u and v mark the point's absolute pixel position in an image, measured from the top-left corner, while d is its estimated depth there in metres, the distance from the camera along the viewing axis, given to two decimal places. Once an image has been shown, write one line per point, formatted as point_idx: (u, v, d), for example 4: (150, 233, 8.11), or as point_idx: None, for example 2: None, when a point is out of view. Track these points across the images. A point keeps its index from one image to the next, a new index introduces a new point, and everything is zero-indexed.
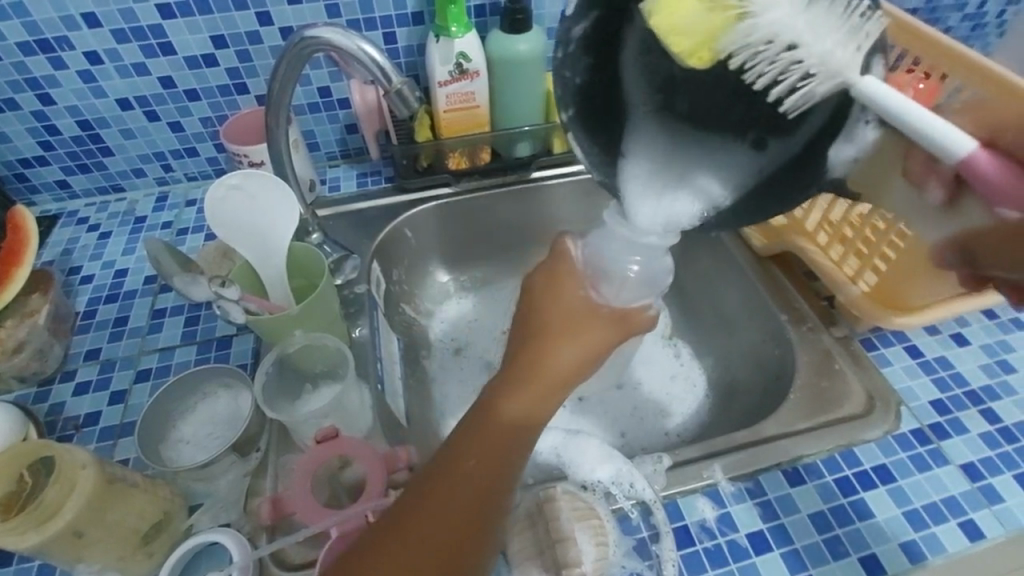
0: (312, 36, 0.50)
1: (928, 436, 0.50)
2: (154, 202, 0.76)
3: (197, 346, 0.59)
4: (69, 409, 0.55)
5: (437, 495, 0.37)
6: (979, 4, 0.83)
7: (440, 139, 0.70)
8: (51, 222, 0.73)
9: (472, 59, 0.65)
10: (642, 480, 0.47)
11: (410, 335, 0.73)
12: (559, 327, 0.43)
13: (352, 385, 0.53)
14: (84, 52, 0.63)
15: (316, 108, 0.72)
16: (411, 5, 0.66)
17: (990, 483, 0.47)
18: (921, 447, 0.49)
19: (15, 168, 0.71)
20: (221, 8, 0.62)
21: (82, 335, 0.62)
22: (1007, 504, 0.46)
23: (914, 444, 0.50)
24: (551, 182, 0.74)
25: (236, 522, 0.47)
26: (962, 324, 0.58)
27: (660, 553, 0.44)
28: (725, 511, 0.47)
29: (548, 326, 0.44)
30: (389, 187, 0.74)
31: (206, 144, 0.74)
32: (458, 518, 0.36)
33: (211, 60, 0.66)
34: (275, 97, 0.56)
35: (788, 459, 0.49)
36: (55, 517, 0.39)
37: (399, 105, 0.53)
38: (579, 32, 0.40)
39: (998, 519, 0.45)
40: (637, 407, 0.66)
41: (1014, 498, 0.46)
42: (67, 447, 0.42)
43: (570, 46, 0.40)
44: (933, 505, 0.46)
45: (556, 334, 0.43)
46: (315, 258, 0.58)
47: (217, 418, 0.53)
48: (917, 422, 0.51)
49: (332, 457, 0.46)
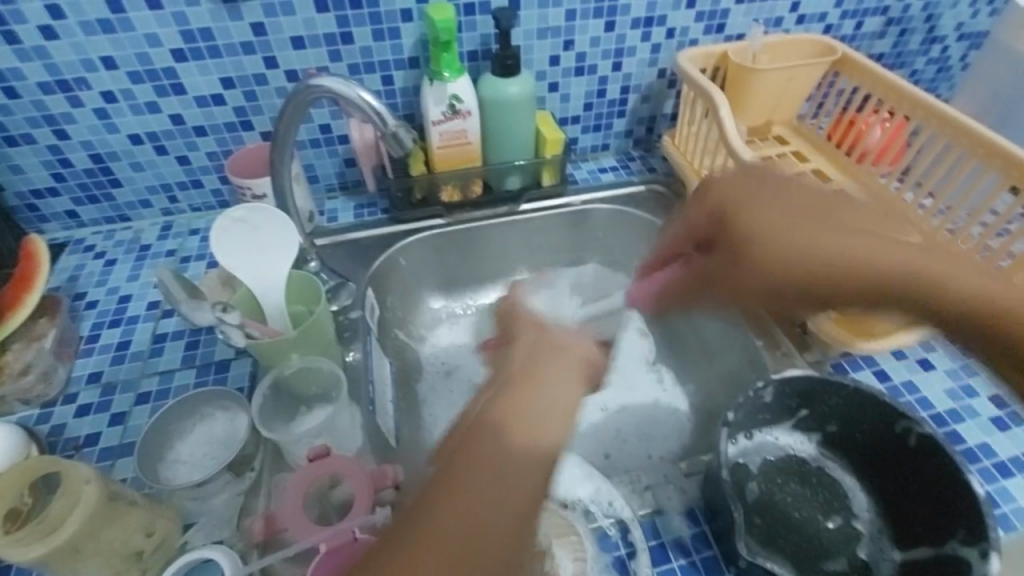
0: (315, 84, 0.55)
1: (964, 439, 0.52)
2: (159, 230, 0.79)
3: (196, 369, 0.62)
4: (70, 430, 0.57)
5: (453, 495, 0.33)
6: (943, 49, 0.89)
7: (434, 173, 0.74)
8: (59, 249, 0.77)
9: (464, 101, 0.68)
10: (620, 499, 0.50)
11: (403, 362, 0.75)
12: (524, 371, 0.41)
13: (344, 407, 0.56)
14: (100, 92, 0.67)
15: (317, 143, 0.76)
16: (408, 51, 0.70)
17: (1005, 512, 0.47)
18: (988, 460, 0.51)
19: (27, 199, 0.75)
20: (231, 53, 0.67)
21: (86, 357, 0.64)
22: (1004, 510, 0.47)
23: (964, 440, 0.52)
24: (538, 215, 0.80)
25: (229, 539, 0.49)
26: (929, 350, 0.60)
27: (638, 571, 0.47)
28: (700, 530, 0.50)
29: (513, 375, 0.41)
30: (385, 218, 0.78)
31: (211, 176, 0.77)
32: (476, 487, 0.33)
33: (219, 99, 0.70)
34: (279, 135, 0.60)
35: (763, 503, 0.51)
36: (56, 531, 0.41)
37: (393, 145, 0.57)
38: (768, 394, 0.51)
39: (1003, 525, 0.47)
40: (620, 431, 0.68)
41: (1009, 504, 0.48)
42: (71, 464, 0.45)
43: (759, 403, 0.51)
44: (1002, 490, 0.49)
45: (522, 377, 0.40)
46: (314, 286, 0.62)
47: (214, 438, 0.55)
48: (949, 426, 0.54)
49: (322, 475, 0.48)
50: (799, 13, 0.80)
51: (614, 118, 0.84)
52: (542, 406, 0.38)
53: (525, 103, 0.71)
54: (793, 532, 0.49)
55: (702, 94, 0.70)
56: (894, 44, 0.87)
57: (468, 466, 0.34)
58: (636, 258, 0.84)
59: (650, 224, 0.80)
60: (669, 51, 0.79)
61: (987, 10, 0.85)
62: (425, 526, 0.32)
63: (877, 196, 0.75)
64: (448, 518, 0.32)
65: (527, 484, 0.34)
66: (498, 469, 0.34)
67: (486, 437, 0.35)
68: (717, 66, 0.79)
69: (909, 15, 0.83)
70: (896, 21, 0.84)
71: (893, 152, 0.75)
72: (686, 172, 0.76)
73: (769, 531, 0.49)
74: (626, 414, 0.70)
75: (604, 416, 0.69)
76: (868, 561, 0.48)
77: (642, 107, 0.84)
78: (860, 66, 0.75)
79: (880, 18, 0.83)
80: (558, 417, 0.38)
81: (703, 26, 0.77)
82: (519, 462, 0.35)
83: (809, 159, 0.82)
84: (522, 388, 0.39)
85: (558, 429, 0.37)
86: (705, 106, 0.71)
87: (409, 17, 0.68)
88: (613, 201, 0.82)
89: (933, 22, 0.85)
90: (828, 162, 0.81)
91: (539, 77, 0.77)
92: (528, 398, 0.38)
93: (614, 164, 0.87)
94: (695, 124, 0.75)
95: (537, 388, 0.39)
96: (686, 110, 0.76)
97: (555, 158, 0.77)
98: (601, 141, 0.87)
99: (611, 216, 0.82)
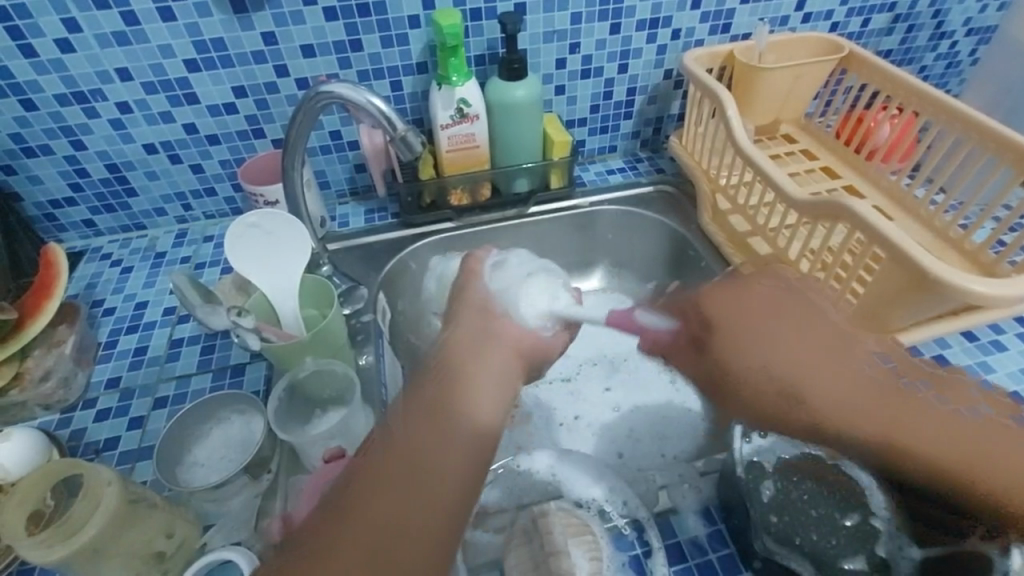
0: (325, 91, 0.56)
1: None
2: (173, 238, 0.81)
3: (212, 374, 0.63)
4: (90, 435, 0.58)
5: (381, 474, 0.37)
6: (951, 44, 0.88)
7: (443, 177, 0.75)
8: (77, 258, 0.78)
9: (472, 105, 0.69)
10: (634, 499, 0.52)
11: (415, 363, 0.74)
12: (459, 364, 0.47)
13: (358, 409, 0.56)
14: (116, 102, 0.69)
15: (328, 150, 0.77)
16: (416, 56, 0.71)
17: None
18: None
19: (45, 209, 0.76)
20: (243, 62, 0.68)
21: (104, 363, 0.65)
22: None
23: None
24: (547, 216, 0.80)
25: (247, 541, 0.49)
26: (943, 346, 0.62)
27: (653, 569, 0.48)
28: (716, 528, 0.50)
29: (453, 359, 0.47)
30: (395, 222, 0.79)
31: (224, 184, 0.79)
32: (405, 470, 0.37)
33: (231, 108, 0.72)
34: (292, 141, 0.61)
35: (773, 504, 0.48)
36: (80, 531, 0.42)
37: (404, 150, 0.58)
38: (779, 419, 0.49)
39: None
40: (632, 431, 0.67)
41: None
42: (92, 466, 0.45)
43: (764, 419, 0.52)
44: None
45: (459, 362, 0.47)
46: (326, 289, 0.63)
47: (230, 441, 0.56)
48: None
49: (339, 475, 0.49)
50: (805, 11, 0.80)
51: (621, 119, 0.85)
52: (473, 389, 0.44)
53: (532, 107, 0.72)
54: (810, 530, 0.47)
55: (709, 94, 0.70)
56: (902, 41, 0.87)
57: (399, 446, 0.38)
58: (646, 258, 0.84)
59: (660, 224, 0.80)
60: (675, 52, 0.79)
61: (995, 4, 0.85)
62: (357, 511, 0.35)
63: (888, 193, 0.75)
64: (381, 506, 0.35)
65: (459, 472, 0.39)
66: (426, 448, 0.39)
67: (429, 419, 0.41)
68: (724, 66, 0.79)
69: (916, 11, 0.83)
70: (903, 18, 0.84)
71: (902, 149, 0.75)
72: (695, 172, 0.76)
73: (780, 531, 0.47)
74: (638, 414, 0.69)
75: (616, 417, 0.69)
76: (887, 559, 0.45)
77: (649, 108, 0.84)
78: (867, 62, 0.75)
79: (886, 15, 0.83)
80: (483, 400, 0.44)
81: (708, 26, 0.78)
82: (451, 447, 0.40)
83: (817, 157, 0.82)
84: (454, 372, 0.46)
85: (485, 406, 0.44)
86: (712, 106, 0.71)
87: (417, 24, 0.69)
88: (621, 201, 0.82)
89: (940, 18, 0.84)
90: (837, 160, 0.81)
91: (546, 80, 0.77)
92: (460, 390, 0.44)
93: (622, 166, 0.88)
94: (703, 124, 0.75)
95: (464, 377, 0.45)
96: (693, 110, 0.77)
97: (563, 160, 0.77)
98: (608, 142, 0.87)
99: (621, 216, 0.82)
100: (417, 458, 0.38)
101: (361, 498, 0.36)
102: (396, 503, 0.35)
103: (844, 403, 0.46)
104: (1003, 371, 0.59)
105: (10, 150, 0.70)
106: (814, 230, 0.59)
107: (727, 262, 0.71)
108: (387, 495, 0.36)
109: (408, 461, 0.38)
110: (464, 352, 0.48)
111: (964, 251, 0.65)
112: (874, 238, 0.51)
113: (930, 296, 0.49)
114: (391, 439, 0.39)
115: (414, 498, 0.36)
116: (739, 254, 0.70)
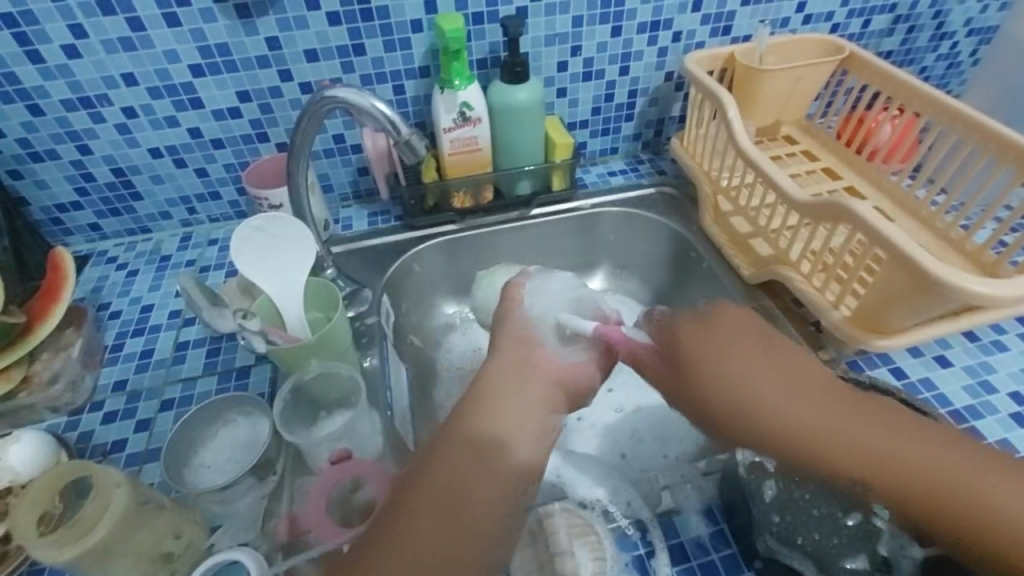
0: (330, 96, 0.56)
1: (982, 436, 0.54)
2: (178, 242, 0.81)
3: (217, 376, 0.63)
4: (97, 437, 0.59)
5: (425, 497, 0.40)
6: (952, 45, 0.89)
7: (445, 180, 0.75)
8: (83, 261, 0.79)
9: (474, 108, 0.69)
10: (637, 500, 0.52)
11: (418, 364, 0.74)
12: (510, 387, 0.49)
13: (364, 412, 0.56)
14: (121, 107, 0.69)
15: (331, 153, 0.77)
16: (418, 60, 0.72)
17: None
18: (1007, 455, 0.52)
19: (52, 213, 0.77)
20: (247, 67, 0.69)
21: (111, 366, 0.66)
22: None
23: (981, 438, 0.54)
24: (549, 219, 0.81)
25: (253, 542, 0.50)
26: (945, 347, 0.62)
27: (657, 570, 0.48)
28: (719, 528, 0.51)
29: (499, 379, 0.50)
30: (398, 225, 0.79)
31: (229, 188, 0.79)
32: (445, 494, 0.41)
33: (236, 113, 0.72)
34: (296, 146, 0.61)
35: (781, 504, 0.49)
36: (90, 532, 0.42)
37: (407, 153, 0.58)
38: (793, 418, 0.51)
39: None
40: (635, 431, 0.68)
41: None
42: (103, 468, 0.46)
43: None
44: None
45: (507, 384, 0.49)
46: (330, 291, 0.63)
47: (237, 443, 0.57)
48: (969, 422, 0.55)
49: (345, 476, 0.50)
50: (806, 13, 0.80)
51: (622, 121, 0.85)
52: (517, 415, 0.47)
53: (534, 110, 0.72)
54: (813, 529, 0.48)
55: (710, 96, 0.70)
56: (902, 41, 0.87)
57: (444, 469, 0.42)
58: (648, 260, 0.84)
59: (661, 226, 0.81)
60: (676, 54, 0.79)
61: (996, 5, 0.85)
62: (400, 531, 0.39)
63: (889, 194, 0.75)
64: (425, 525, 0.39)
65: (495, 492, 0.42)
66: (461, 482, 0.41)
67: (468, 452, 0.43)
68: (725, 68, 0.79)
69: (916, 12, 0.83)
70: (903, 19, 0.84)
71: (903, 151, 0.75)
72: (696, 174, 0.77)
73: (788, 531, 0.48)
74: (641, 414, 0.69)
75: (618, 417, 0.70)
76: (889, 557, 0.46)
77: (651, 111, 0.85)
78: (867, 64, 0.75)
79: (887, 16, 0.83)
80: (523, 427, 0.46)
81: (709, 28, 0.78)
82: (490, 471, 0.43)
83: (818, 158, 0.82)
84: (501, 397, 0.48)
85: (527, 433, 0.46)
86: (713, 109, 0.71)
87: (420, 28, 0.69)
88: (623, 203, 0.82)
89: (941, 18, 0.85)
90: (838, 161, 0.81)
91: (548, 82, 0.78)
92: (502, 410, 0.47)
93: (624, 168, 0.88)
94: (704, 127, 0.75)
95: (508, 402, 0.47)
96: (694, 112, 0.77)
97: (565, 163, 0.77)
98: (610, 144, 0.88)
99: (623, 218, 0.82)
100: (457, 482, 0.41)
101: (406, 525, 0.39)
102: (440, 522, 0.40)
103: (807, 408, 0.45)
104: (1004, 371, 0.59)
105: (18, 155, 0.70)
106: (816, 231, 0.59)
107: (729, 263, 0.72)
108: (431, 518, 0.40)
109: (448, 484, 0.41)
110: (505, 379, 0.50)
111: (965, 252, 0.65)
112: (875, 239, 0.51)
113: (931, 296, 0.49)
114: (438, 455, 0.43)
115: (456, 520, 0.40)
116: (741, 255, 0.70)
